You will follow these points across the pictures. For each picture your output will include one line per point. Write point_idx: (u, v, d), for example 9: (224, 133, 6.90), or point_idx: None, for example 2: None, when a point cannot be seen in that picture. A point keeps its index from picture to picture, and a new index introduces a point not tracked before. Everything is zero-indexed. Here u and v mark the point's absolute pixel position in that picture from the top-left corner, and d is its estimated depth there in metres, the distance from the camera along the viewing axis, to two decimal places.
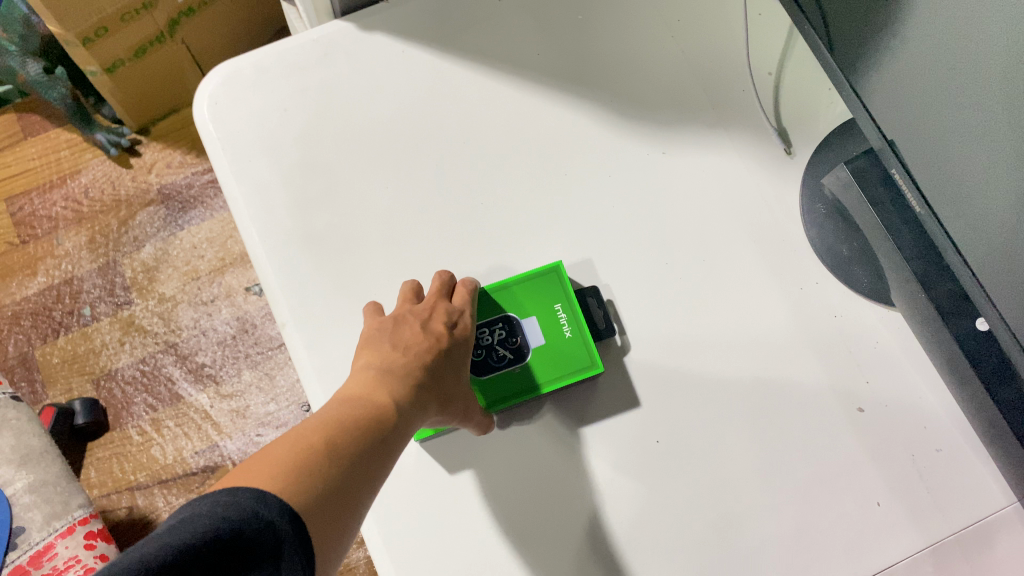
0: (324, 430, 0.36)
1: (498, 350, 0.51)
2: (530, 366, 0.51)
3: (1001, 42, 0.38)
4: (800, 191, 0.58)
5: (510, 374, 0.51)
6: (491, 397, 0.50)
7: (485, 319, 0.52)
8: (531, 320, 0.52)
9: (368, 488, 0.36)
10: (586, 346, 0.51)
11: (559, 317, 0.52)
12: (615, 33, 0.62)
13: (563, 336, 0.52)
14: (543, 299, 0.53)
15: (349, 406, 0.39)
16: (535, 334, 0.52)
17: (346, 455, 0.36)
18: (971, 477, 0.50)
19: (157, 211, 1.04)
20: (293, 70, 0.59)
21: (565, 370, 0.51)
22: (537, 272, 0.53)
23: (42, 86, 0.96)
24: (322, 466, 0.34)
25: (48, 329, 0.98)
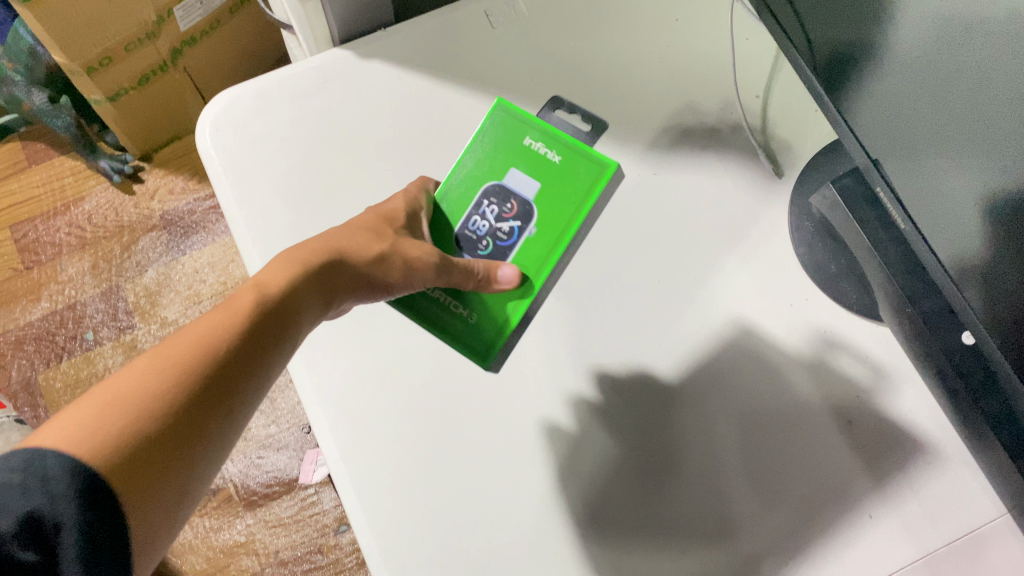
0: (172, 353, 0.36)
1: (499, 232, 0.58)
2: (538, 219, 0.58)
3: (970, 67, 0.39)
4: (788, 211, 0.59)
5: (526, 249, 0.57)
6: (528, 269, 0.57)
7: (472, 206, 0.58)
8: (509, 172, 0.59)
9: (235, 409, 0.37)
10: (577, 149, 0.60)
11: (534, 146, 0.60)
12: (605, 59, 0.64)
13: (555, 161, 0.59)
14: (506, 133, 0.60)
15: (203, 329, 0.38)
16: (525, 177, 0.59)
17: (200, 383, 0.36)
18: (963, 489, 0.51)
19: (159, 236, 1.05)
20: (292, 97, 0.61)
21: (576, 176, 0.59)
22: (493, 116, 0.60)
23: (46, 114, 0.99)
24: (168, 399, 0.34)
25: (52, 354, 0.99)
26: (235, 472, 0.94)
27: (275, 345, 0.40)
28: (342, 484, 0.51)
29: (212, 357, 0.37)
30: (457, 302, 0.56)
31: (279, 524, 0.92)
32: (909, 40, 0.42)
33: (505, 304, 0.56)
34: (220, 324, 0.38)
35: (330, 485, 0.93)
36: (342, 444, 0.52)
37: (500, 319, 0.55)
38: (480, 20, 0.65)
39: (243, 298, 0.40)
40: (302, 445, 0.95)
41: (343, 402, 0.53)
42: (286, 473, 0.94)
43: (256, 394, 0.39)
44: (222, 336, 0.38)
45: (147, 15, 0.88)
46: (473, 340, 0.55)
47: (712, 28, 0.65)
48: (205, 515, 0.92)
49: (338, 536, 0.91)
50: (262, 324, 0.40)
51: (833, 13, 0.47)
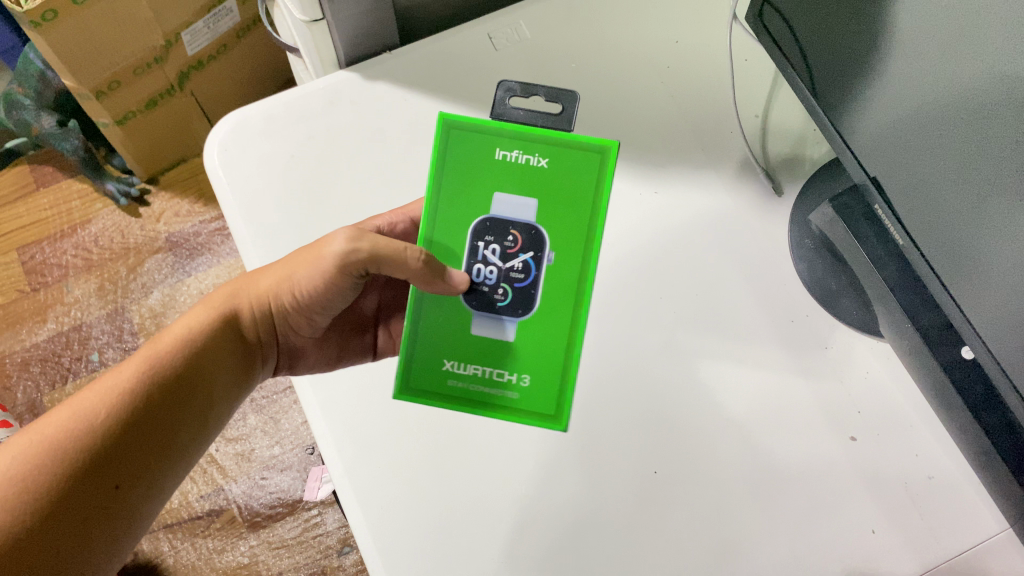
0: (39, 436, 0.43)
1: (512, 271, 0.51)
2: (550, 243, 0.50)
3: (961, 82, 0.40)
4: (788, 228, 0.60)
5: (551, 280, 0.50)
6: (560, 303, 0.50)
7: (468, 252, 0.51)
8: (494, 199, 0.50)
9: (117, 483, 0.44)
10: (564, 143, 0.50)
11: (510, 158, 0.50)
12: (607, 80, 0.65)
13: (542, 167, 0.50)
14: (470, 156, 0.50)
15: (78, 407, 0.45)
16: (513, 197, 0.50)
17: (63, 464, 0.43)
18: (964, 505, 0.51)
19: (165, 258, 1.06)
20: (298, 118, 0.62)
21: (573, 177, 0.50)
22: (445, 138, 0.50)
23: (55, 137, 1.00)
24: (30, 481, 0.42)
25: (57, 375, 0.99)
26: (239, 493, 0.94)
27: (157, 411, 0.46)
28: (346, 497, 0.52)
29: (77, 438, 0.43)
30: (500, 371, 0.50)
31: (282, 546, 0.92)
32: (905, 57, 0.44)
33: (550, 357, 0.50)
34: (95, 399, 0.45)
35: (334, 505, 0.93)
36: (346, 458, 0.53)
37: (551, 376, 0.50)
38: (484, 42, 0.66)
39: (122, 372, 0.46)
40: (305, 465, 0.95)
41: (349, 419, 0.54)
42: (290, 494, 0.94)
43: (145, 460, 0.45)
44: (93, 411, 0.44)
45: (156, 39, 0.89)
46: (531, 405, 0.50)
47: (711, 51, 0.67)
48: (209, 536, 0.92)
49: (340, 558, 0.91)
50: (139, 394, 0.46)
51: (828, 35, 0.49)
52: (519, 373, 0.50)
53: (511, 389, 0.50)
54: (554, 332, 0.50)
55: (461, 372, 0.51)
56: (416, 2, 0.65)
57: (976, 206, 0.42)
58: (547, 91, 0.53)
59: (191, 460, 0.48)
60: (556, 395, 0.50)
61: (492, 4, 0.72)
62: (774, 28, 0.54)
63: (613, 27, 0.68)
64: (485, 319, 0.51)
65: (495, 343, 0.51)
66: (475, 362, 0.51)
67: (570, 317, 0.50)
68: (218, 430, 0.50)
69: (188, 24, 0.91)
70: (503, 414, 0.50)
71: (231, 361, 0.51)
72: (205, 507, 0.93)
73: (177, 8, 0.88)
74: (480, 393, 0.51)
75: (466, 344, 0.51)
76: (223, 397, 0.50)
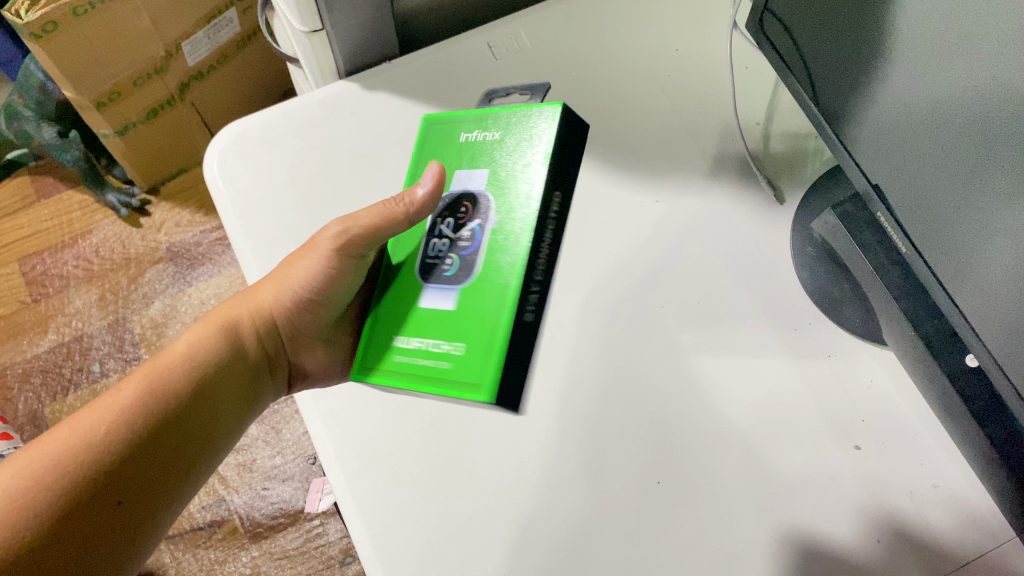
0: (39, 453, 0.44)
1: (459, 241, 0.51)
2: (493, 208, 0.51)
3: (960, 88, 0.40)
4: (789, 236, 0.60)
5: (489, 245, 0.50)
6: (498, 264, 0.49)
7: (427, 230, 0.53)
8: (455, 176, 0.54)
9: (121, 498, 0.44)
10: (508, 112, 0.54)
11: (470, 138, 0.55)
12: (607, 88, 0.65)
13: (493, 139, 0.53)
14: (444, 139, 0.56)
15: (78, 424, 0.45)
16: (468, 172, 0.53)
17: (65, 479, 0.43)
18: (972, 513, 0.51)
19: (166, 268, 1.06)
20: (298, 129, 0.62)
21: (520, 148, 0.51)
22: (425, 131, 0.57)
23: (56, 148, 1.00)
24: (31, 497, 0.42)
25: (59, 386, 0.98)
26: (241, 503, 0.94)
27: (160, 424, 0.47)
28: (346, 508, 0.51)
29: (80, 455, 0.44)
30: (438, 342, 0.49)
31: (284, 556, 0.91)
32: (904, 64, 0.44)
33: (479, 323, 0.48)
34: (97, 415, 0.46)
35: (335, 516, 0.92)
36: (347, 470, 0.52)
37: (485, 344, 0.47)
38: (484, 52, 0.66)
39: (122, 390, 0.47)
40: (307, 475, 0.95)
41: (350, 431, 0.54)
42: (292, 504, 0.94)
43: (148, 474, 0.46)
44: (93, 427, 0.45)
45: (156, 49, 0.89)
46: (460, 372, 0.47)
47: (709, 61, 0.67)
48: (210, 547, 0.92)
49: (343, 567, 0.89)
50: (140, 408, 0.47)
51: (828, 46, 0.49)
52: (454, 341, 0.48)
53: (445, 358, 0.48)
54: (488, 294, 0.48)
55: (409, 347, 0.50)
56: (415, 12, 0.65)
57: (984, 210, 0.41)
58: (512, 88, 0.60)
59: (199, 475, 0.49)
60: (486, 356, 0.47)
61: (491, 14, 0.72)
62: (775, 38, 0.54)
63: (612, 38, 0.68)
64: (432, 289, 0.51)
65: (439, 313, 0.50)
66: (422, 335, 0.50)
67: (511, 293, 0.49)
68: (226, 446, 0.51)
69: (189, 34, 0.91)
70: (434, 382, 0.48)
71: (233, 375, 0.52)
72: (206, 518, 0.93)
73: (177, 18, 0.89)
74: (421, 366, 0.49)
75: (415, 317, 0.50)
76: (227, 412, 0.51)
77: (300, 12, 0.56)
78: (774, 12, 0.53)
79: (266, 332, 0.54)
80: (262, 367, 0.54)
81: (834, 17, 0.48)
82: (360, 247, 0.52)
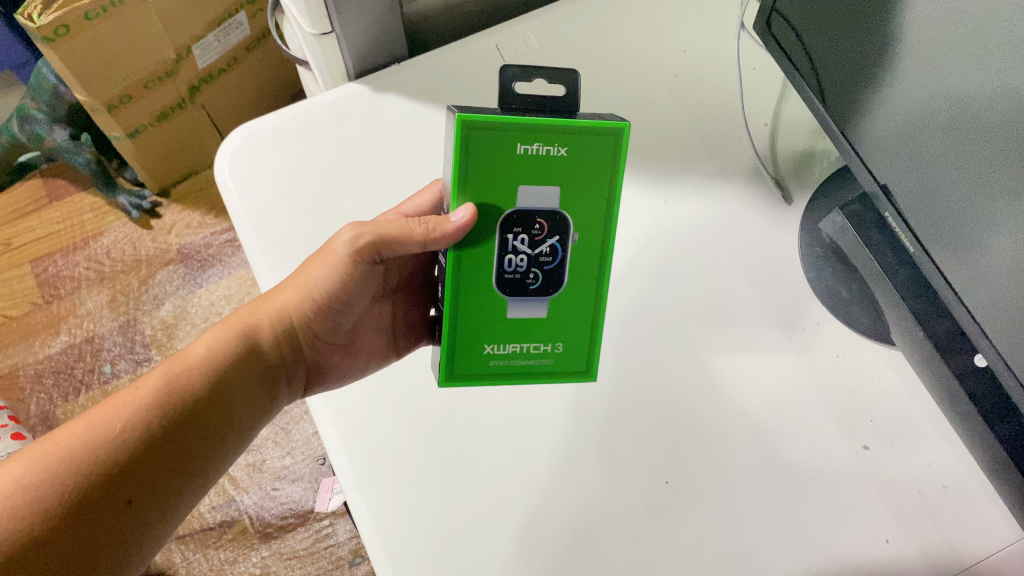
0: (52, 446, 0.43)
1: (541, 257, 0.48)
2: (574, 225, 0.48)
3: (967, 90, 0.40)
4: (798, 236, 0.60)
5: (578, 258, 0.49)
6: (584, 276, 0.50)
7: (499, 246, 0.47)
8: (521, 195, 0.46)
9: (130, 498, 0.43)
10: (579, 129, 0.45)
11: (531, 151, 0.45)
12: (616, 88, 0.66)
13: (564, 156, 0.45)
14: (485, 161, 0.45)
15: (93, 420, 0.45)
16: (536, 188, 0.46)
17: (78, 475, 0.43)
18: (980, 513, 0.51)
19: (176, 270, 1.07)
20: (307, 129, 0.63)
21: (595, 163, 0.46)
22: (464, 139, 0.43)
23: (68, 152, 1.01)
24: (41, 492, 0.41)
25: (70, 387, 0.99)
26: (251, 504, 0.94)
27: (175, 427, 0.46)
28: (356, 508, 0.51)
29: (92, 451, 0.43)
30: (535, 344, 0.51)
31: (294, 556, 0.91)
32: (912, 67, 0.44)
33: (578, 324, 0.51)
34: (113, 412, 0.45)
35: (345, 516, 0.93)
36: (358, 470, 0.52)
37: (582, 341, 0.51)
38: (493, 53, 0.66)
39: (140, 388, 0.46)
40: (316, 476, 0.96)
41: (359, 429, 0.54)
42: (301, 504, 0.94)
43: (157, 475, 0.45)
44: (107, 424, 0.44)
45: (167, 53, 0.90)
46: (565, 365, 0.52)
47: (716, 62, 0.67)
48: (220, 547, 0.92)
49: (352, 568, 0.90)
50: (156, 408, 0.46)
51: (836, 45, 0.49)
52: (552, 342, 0.51)
53: (546, 355, 0.51)
54: (575, 305, 0.50)
55: (501, 352, 0.51)
56: (424, 15, 0.66)
57: (989, 208, 0.42)
58: (549, 71, 0.47)
59: (207, 479, 0.47)
60: (584, 351, 0.52)
61: (499, 17, 0.72)
62: (783, 38, 0.54)
63: (620, 39, 0.68)
64: (517, 299, 0.49)
65: (525, 321, 0.50)
66: (514, 341, 0.50)
67: (597, 278, 0.50)
68: (237, 449, 0.49)
69: (199, 38, 0.92)
70: (541, 378, 0.52)
71: (255, 377, 0.50)
72: (216, 518, 0.93)
73: (188, 21, 0.89)
74: (519, 365, 0.51)
75: (503, 328, 0.50)
76: (244, 415, 0.49)
77: (310, 16, 0.57)
78: (781, 12, 0.53)
79: (285, 334, 0.52)
80: (280, 372, 0.52)
81: (840, 16, 0.48)
82: (376, 250, 0.50)
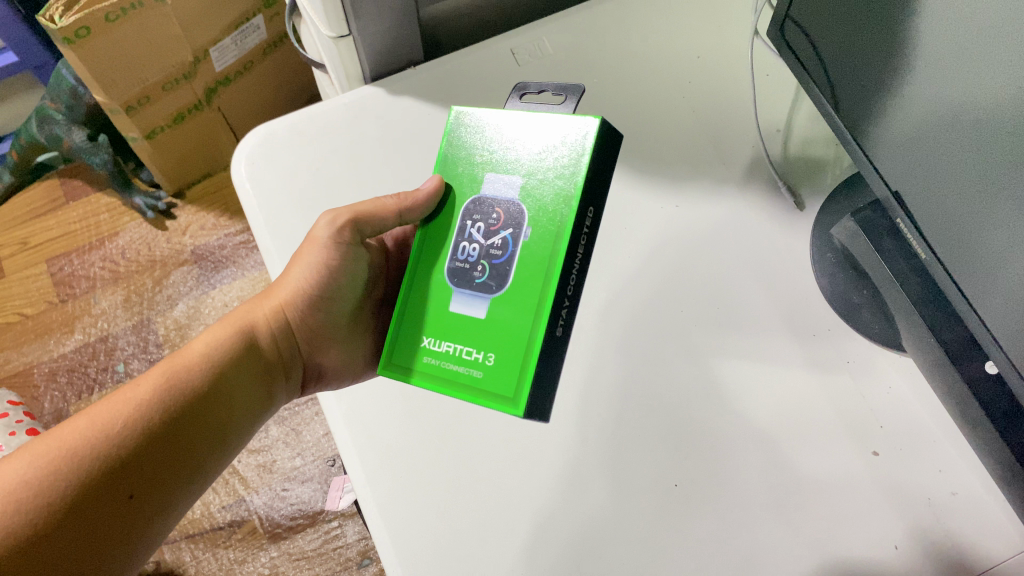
0: (53, 443, 0.44)
1: (491, 248, 0.49)
2: (528, 217, 0.48)
3: (979, 99, 0.41)
4: (810, 243, 0.60)
5: (525, 258, 0.47)
6: (528, 280, 0.47)
7: (458, 231, 0.51)
8: (485, 179, 0.50)
9: (131, 493, 0.44)
10: (552, 122, 0.49)
11: (503, 140, 0.51)
12: (628, 92, 0.66)
13: (530, 146, 0.49)
14: (467, 149, 0.52)
15: (94, 417, 0.45)
16: (501, 176, 0.50)
17: (81, 470, 0.43)
18: (991, 520, 0.51)
19: (190, 270, 1.08)
20: (324, 131, 0.64)
21: (559, 155, 0.48)
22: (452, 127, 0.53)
23: (86, 152, 1.03)
24: (44, 488, 0.42)
25: (83, 386, 1.00)
26: (261, 504, 0.94)
27: (175, 421, 0.47)
28: (367, 506, 0.52)
29: (94, 447, 0.44)
30: (468, 349, 0.48)
31: (302, 557, 0.91)
32: (926, 74, 0.44)
33: (518, 336, 0.47)
34: (114, 409, 0.46)
35: (355, 517, 0.93)
36: (369, 468, 0.53)
37: (514, 353, 0.47)
38: (507, 58, 0.67)
39: (139, 385, 0.47)
40: (326, 477, 0.96)
41: (371, 429, 0.55)
42: (310, 505, 0.94)
43: (158, 470, 0.45)
44: (108, 420, 0.45)
45: (185, 55, 0.91)
46: (492, 384, 0.47)
47: (729, 68, 0.67)
48: (230, 547, 0.92)
49: (361, 570, 0.90)
50: (156, 403, 0.47)
51: (847, 52, 0.50)
52: (485, 351, 0.48)
53: (476, 367, 0.48)
54: (514, 313, 0.47)
55: (437, 350, 0.49)
56: (438, 20, 0.66)
57: (999, 212, 0.42)
58: (557, 85, 0.55)
59: (208, 474, 0.48)
60: (516, 372, 0.47)
61: (514, 22, 0.73)
62: (797, 46, 0.54)
63: (632, 46, 0.68)
64: (462, 293, 0.49)
65: (465, 321, 0.49)
66: (450, 340, 0.49)
67: (543, 285, 0.47)
68: (237, 446, 0.50)
69: (217, 40, 0.93)
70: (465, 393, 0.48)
71: (253, 374, 0.52)
72: (226, 518, 0.94)
73: (206, 25, 0.90)
74: (450, 370, 0.49)
75: (443, 323, 0.50)
76: (243, 411, 0.50)
77: (327, 19, 0.57)
78: (794, 19, 0.53)
79: (279, 330, 0.53)
80: (276, 368, 0.54)
81: (850, 23, 0.48)
82: (355, 232, 0.54)
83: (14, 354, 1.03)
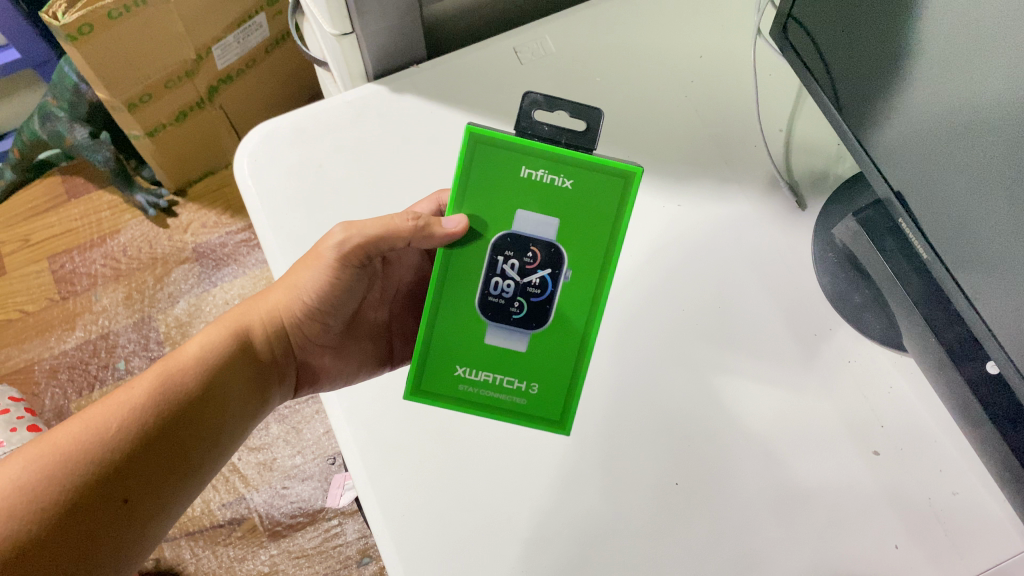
0: (49, 446, 0.44)
1: (529, 287, 0.51)
2: (568, 261, 0.50)
3: (983, 101, 0.41)
4: (811, 242, 0.60)
5: (567, 298, 0.51)
6: (571, 320, 0.51)
7: (487, 265, 0.51)
8: (517, 217, 0.49)
9: (127, 497, 0.44)
10: (591, 166, 0.49)
11: (535, 176, 0.49)
12: (631, 91, 0.66)
13: (568, 188, 0.49)
14: (490, 178, 0.49)
15: (90, 420, 0.45)
16: (536, 215, 0.49)
17: (76, 474, 0.43)
18: (989, 520, 0.51)
19: (191, 268, 1.08)
20: (327, 129, 0.63)
21: (601, 203, 0.49)
22: (468, 151, 0.48)
23: (87, 150, 1.02)
24: (39, 493, 0.42)
25: (84, 382, 1.01)
26: (261, 502, 0.94)
27: (170, 425, 0.47)
28: (368, 505, 0.52)
29: (89, 450, 0.44)
30: (510, 378, 0.52)
31: (302, 555, 0.92)
32: (930, 75, 0.44)
33: (560, 368, 0.52)
34: (110, 412, 0.46)
35: (355, 515, 0.94)
36: (370, 467, 0.53)
37: (559, 383, 0.52)
38: (509, 56, 0.67)
39: (136, 388, 0.47)
40: (326, 475, 0.96)
41: (374, 427, 0.54)
42: (310, 503, 0.94)
43: (153, 475, 0.45)
44: (104, 424, 0.45)
45: (187, 53, 0.91)
46: (539, 408, 0.52)
47: (732, 67, 0.67)
48: (230, 545, 0.93)
49: (360, 568, 0.91)
50: (152, 407, 0.47)
51: (853, 52, 0.49)
52: (528, 381, 0.52)
53: (520, 394, 0.52)
54: (556, 349, 0.52)
55: (472, 378, 0.52)
56: (441, 17, 0.66)
57: (1002, 209, 0.42)
58: (573, 105, 0.49)
59: (203, 477, 0.48)
60: (562, 400, 0.52)
61: (516, 19, 0.73)
62: (800, 45, 0.54)
63: (636, 44, 0.68)
64: (495, 325, 0.52)
65: (502, 353, 0.52)
66: (486, 369, 0.52)
67: (584, 326, 0.52)
68: (232, 449, 0.50)
69: (219, 38, 0.93)
70: (512, 416, 0.52)
71: (248, 377, 0.52)
72: (226, 516, 0.94)
73: (208, 24, 0.90)
74: (490, 397, 0.52)
75: (475, 351, 0.52)
76: (238, 414, 0.50)
77: (331, 16, 0.58)
78: (797, 19, 0.53)
79: (275, 334, 0.54)
80: (271, 371, 0.54)
81: (856, 22, 0.48)
82: (360, 253, 0.52)
83: (15, 351, 1.03)
